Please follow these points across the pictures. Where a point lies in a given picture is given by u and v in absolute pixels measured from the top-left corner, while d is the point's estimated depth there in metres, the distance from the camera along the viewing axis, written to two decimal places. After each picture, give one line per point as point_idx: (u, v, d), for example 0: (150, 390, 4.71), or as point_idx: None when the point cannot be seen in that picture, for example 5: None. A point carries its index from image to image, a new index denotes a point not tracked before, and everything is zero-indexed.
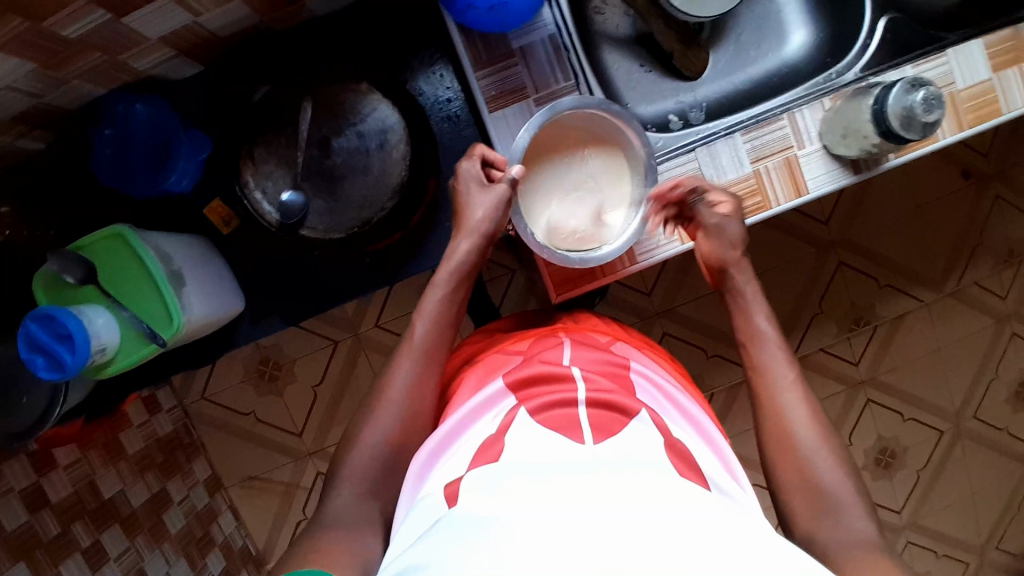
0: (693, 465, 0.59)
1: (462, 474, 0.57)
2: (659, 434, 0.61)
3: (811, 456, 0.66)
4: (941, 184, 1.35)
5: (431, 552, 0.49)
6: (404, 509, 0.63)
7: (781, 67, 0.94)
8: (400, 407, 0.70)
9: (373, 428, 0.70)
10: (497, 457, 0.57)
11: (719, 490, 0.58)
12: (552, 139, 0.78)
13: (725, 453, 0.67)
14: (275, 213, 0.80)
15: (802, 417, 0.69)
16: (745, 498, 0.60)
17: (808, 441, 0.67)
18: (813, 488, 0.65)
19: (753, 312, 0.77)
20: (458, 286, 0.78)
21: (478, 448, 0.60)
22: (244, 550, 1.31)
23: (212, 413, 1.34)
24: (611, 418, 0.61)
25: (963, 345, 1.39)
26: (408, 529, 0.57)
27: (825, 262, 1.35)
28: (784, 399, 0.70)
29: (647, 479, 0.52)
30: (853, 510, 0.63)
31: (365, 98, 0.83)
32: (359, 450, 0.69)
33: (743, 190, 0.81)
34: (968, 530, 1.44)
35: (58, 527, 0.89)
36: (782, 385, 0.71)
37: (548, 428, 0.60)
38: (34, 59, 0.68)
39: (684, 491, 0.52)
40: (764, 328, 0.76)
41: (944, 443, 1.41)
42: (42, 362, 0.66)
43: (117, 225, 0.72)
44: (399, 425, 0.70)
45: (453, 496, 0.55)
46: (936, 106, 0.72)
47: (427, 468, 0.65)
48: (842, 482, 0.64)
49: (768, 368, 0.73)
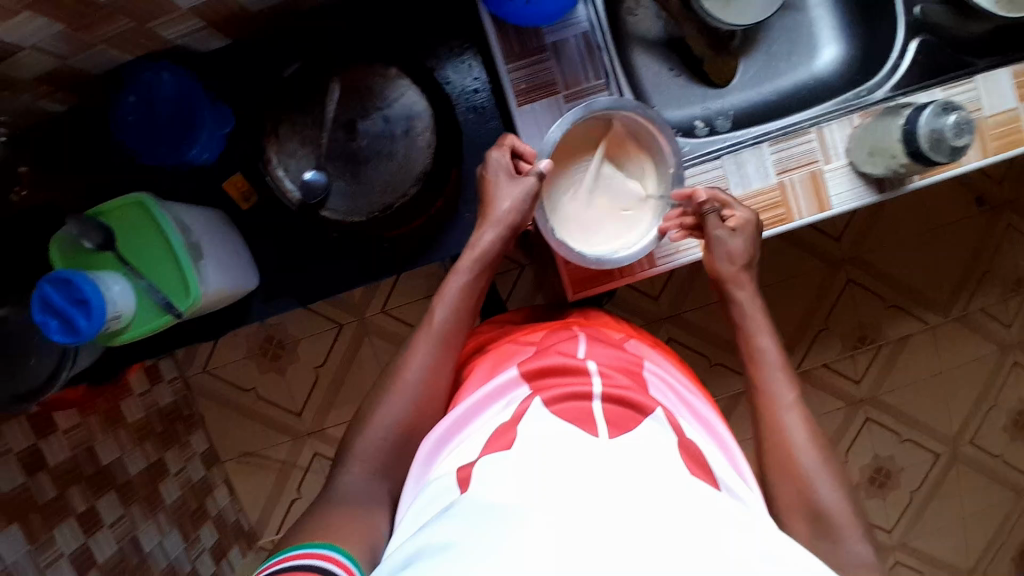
0: (705, 466, 0.59)
1: (476, 458, 0.57)
2: (672, 433, 0.60)
3: (813, 480, 0.66)
4: (954, 208, 1.35)
5: (444, 534, 0.49)
6: (411, 493, 0.63)
7: (809, 81, 0.94)
8: (415, 391, 0.70)
9: (385, 410, 0.70)
10: (511, 443, 0.57)
11: (731, 492, 0.58)
12: (585, 135, 0.78)
13: (735, 454, 0.67)
14: (297, 192, 0.79)
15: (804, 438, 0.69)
16: (753, 500, 0.61)
17: (811, 463, 0.67)
18: (809, 506, 0.65)
19: (756, 330, 0.76)
20: (480, 275, 0.78)
21: (491, 435, 0.60)
22: (236, 525, 1.32)
23: (213, 387, 1.35)
24: (626, 415, 0.61)
25: (966, 370, 1.40)
26: (416, 513, 0.58)
27: (834, 278, 1.35)
28: (785, 421, 0.70)
29: (661, 478, 0.52)
30: (850, 530, 0.63)
31: (393, 83, 0.82)
32: (371, 431, 0.69)
33: (768, 200, 0.81)
34: (957, 554, 1.45)
35: (54, 490, 0.90)
36: (784, 407, 0.71)
37: (562, 419, 0.60)
38: (65, 21, 0.68)
39: (689, 487, 0.52)
40: (767, 347, 0.75)
41: (939, 466, 1.42)
42: (55, 325, 0.65)
43: (139, 193, 0.71)
44: (409, 410, 0.70)
45: (464, 480, 0.55)
46: (967, 131, 0.72)
47: (436, 451, 0.65)
48: (842, 505, 0.64)
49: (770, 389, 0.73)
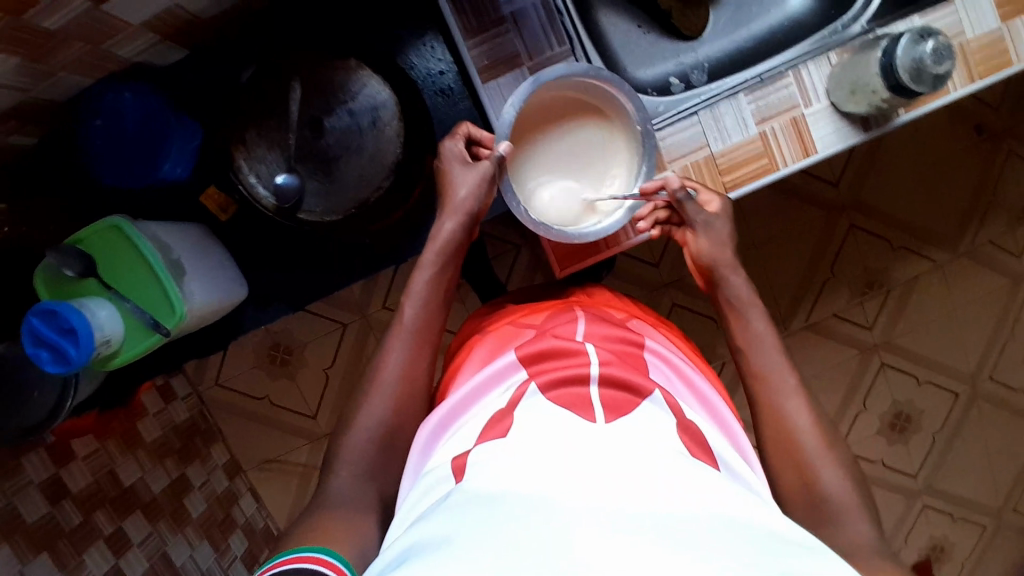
0: (704, 444, 0.59)
1: (471, 448, 0.58)
2: (670, 414, 0.60)
3: (814, 462, 0.64)
4: (951, 140, 1.31)
5: (436, 524, 0.49)
6: (409, 483, 0.64)
7: (784, 23, 0.90)
8: (392, 387, 0.71)
9: (367, 411, 0.71)
10: (506, 431, 0.57)
11: (731, 473, 0.58)
12: (536, 114, 0.75)
13: (735, 434, 0.67)
14: (270, 198, 0.78)
15: (806, 423, 0.67)
16: (755, 480, 0.60)
17: (810, 442, 0.66)
18: (811, 491, 0.63)
19: (750, 314, 0.75)
20: (446, 265, 0.78)
21: (487, 423, 0.60)
22: (266, 531, 1.34)
23: (226, 400, 1.36)
24: (623, 398, 0.60)
25: (979, 304, 1.37)
26: (411, 503, 0.59)
27: (835, 225, 1.32)
28: (785, 406, 0.68)
29: (659, 467, 0.51)
30: (847, 507, 0.62)
31: (355, 75, 0.81)
32: (355, 431, 0.70)
33: (750, 152, 0.79)
34: (986, 490, 1.43)
35: (80, 515, 0.91)
36: (785, 392, 0.69)
37: (558, 404, 0.59)
38: (19, 53, 0.67)
39: (688, 469, 0.52)
40: (761, 330, 0.73)
41: (961, 404, 1.39)
42: (47, 356, 0.66)
43: (114, 217, 0.71)
44: (392, 407, 0.71)
45: (460, 469, 0.56)
46: (947, 56, 0.68)
47: (433, 441, 0.66)
48: (844, 485, 0.63)
49: (773, 376, 0.70)
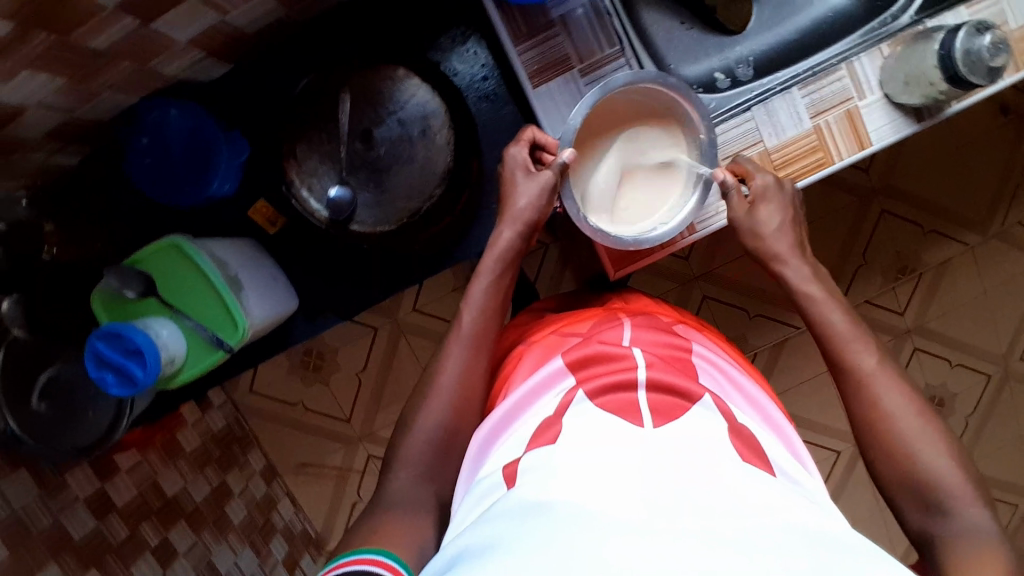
0: (758, 450, 0.58)
1: (522, 454, 0.58)
2: (722, 420, 0.60)
3: (918, 452, 0.62)
4: (979, 123, 1.31)
5: (491, 531, 0.48)
6: (462, 491, 0.64)
7: (827, 15, 0.89)
8: (452, 389, 0.71)
9: (426, 413, 0.70)
10: (555, 439, 0.57)
11: (785, 476, 0.57)
12: (596, 124, 0.76)
13: (789, 438, 0.66)
14: (324, 211, 0.79)
15: (901, 407, 0.64)
16: (809, 483, 0.59)
17: (909, 431, 0.63)
18: (914, 479, 0.62)
19: (824, 303, 0.71)
20: (504, 272, 0.78)
21: (536, 429, 0.60)
22: (305, 534, 1.34)
23: (261, 405, 1.37)
24: (672, 403, 0.60)
25: (1010, 286, 1.36)
26: (466, 510, 0.59)
27: (864, 213, 1.32)
28: (878, 391, 0.65)
29: (716, 471, 0.51)
30: (964, 501, 0.59)
31: (403, 84, 0.81)
32: (415, 433, 0.69)
33: (805, 146, 0.78)
34: (1021, 472, 1.43)
35: (126, 529, 0.87)
36: (871, 378, 0.66)
37: (605, 410, 0.59)
38: (65, 74, 0.67)
39: (752, 478, 0.51)
40: (837, 318, 0.70)
41: (993, 387, 1.39)
42: (113, 379, 0.66)
43: (172, 236, 0.72)
44: (450, 410, 0.70)
45: (512, 476, 0.56)
46: (1002, 50, 0.69)
47: (484, 452, 0.65)
48: (952, 472, 0.60)
49: (855, 365, 0.67)
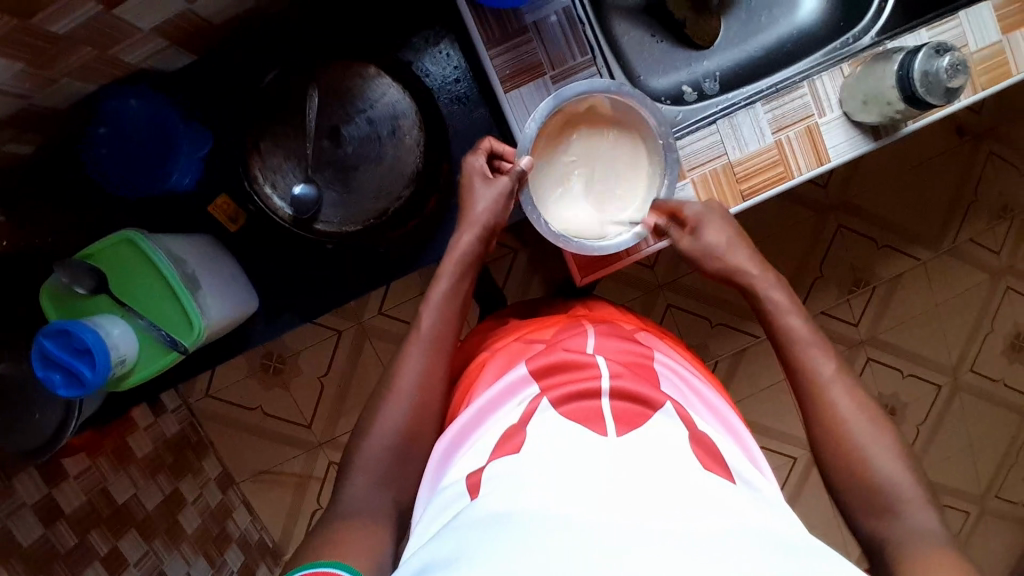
0: (717, 457, 0.58)
1: (484, 465, 0.57)
2: (684, 428, 0.59)
3: (872, 456, 0.63)
4: (936, 142, 1.36)
5: (455, 543, 0.47)
6: (424, 502, 0.63)
7: (792, 33, 0.92)
8: (411, 393, 0.69)
9: (384, 417, 0.68)
10: (518, 448, 0.56)
11: (746, 483, 0.57)
12: (552, 133, 0.76)
13: (750, 447, 0.66)
14: (288, 209, 0.77)
15: (855, 414, 0.65)
16: (768, 489, 0.59)
17: (863, 435, 0.64)
18: (867, 481, 0.62)
19: (784, 313, 0.73)
20: (464, 275, 0.77)
21: (500, 439, 0.60)
22: (260, 543, 1.30)
23: (217, 410, 1.32)
24: (633, 411, 0.60)
25: (960, 300, 1.40)
26: (428, 522, 0.57)
27: (823, 226, 1.35)
28: (834, 399, 0.67)
29: (680, 478, 0.51)
30: (914, 505, 0.60)
31: (373, 83, 0.80)
32: (371, 438, 0.68)
33: (765, 161, 0.80)
34: (968, 481, 1.47)
35: (75, 537, 0.84)
36: (828, 385, 0.67)
37: (570, 419, 0.59)
38: (22, 59, 0.64)
39: (712, 484, 0.51)
40: (796, 326, 0.72)
41: (942, 398, 1.43)
42: (59, 379, 0.64)
43: (127, 230, 0.70)
44: (409, 413, 0.69)
45: (475, 487, 0.55)
46: (961, 71, 0.70)
47: (447, 461, 0.64)
48: (904, 476, 0.62)
49: (813, 372, 0.69)
